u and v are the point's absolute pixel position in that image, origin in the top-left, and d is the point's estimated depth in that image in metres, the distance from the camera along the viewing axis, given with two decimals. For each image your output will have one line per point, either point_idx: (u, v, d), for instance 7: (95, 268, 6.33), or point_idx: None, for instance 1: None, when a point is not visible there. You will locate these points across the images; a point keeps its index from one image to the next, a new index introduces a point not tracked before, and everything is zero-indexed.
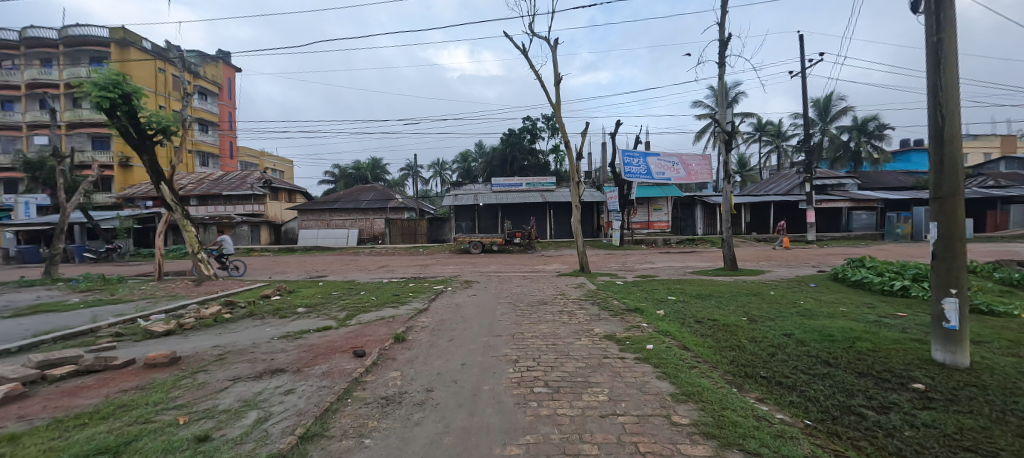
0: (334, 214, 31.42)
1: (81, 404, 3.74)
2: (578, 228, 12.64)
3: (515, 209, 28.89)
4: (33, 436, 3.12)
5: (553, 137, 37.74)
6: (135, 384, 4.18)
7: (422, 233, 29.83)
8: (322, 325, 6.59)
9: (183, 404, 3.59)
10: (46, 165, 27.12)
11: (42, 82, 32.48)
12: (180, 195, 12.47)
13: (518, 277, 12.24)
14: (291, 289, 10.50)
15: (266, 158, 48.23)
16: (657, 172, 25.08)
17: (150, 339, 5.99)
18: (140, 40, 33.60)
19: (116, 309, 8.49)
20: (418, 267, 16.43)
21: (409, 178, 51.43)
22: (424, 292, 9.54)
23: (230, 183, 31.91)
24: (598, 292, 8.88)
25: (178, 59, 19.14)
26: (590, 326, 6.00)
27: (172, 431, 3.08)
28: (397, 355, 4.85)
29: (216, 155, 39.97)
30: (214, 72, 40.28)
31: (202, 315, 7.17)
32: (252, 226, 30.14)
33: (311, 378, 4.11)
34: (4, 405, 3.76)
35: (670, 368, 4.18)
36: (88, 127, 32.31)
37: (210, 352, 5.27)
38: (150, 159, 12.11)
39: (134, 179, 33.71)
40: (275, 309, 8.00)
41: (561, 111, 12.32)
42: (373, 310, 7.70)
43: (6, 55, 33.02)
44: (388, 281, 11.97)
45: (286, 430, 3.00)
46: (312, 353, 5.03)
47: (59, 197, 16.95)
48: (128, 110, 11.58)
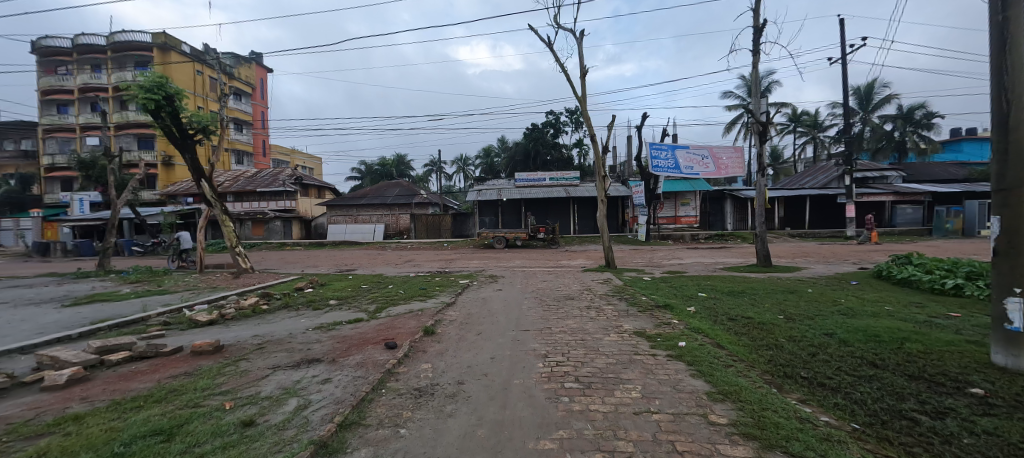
0: (361, 209, 32.11)
1: (134, 388, 3.97)
2: (604, 223, 12.43)
3: (539, 204, 28.82)
4: (96, 416, 3.34)
5: (576, 130, 37.29)
6: (182, 371, 4.41)
7: (446, 228, 30.17)
8: (353, 318, 6.76)
9: (229, 391, 3.76)
10: (98, 165, 28.99)
11: (92, 86, 34.52)
12: (219, 192, 13.02)
13: (543, 272, 12.20)
14: (324, 282, 10.81)
15: (296, 155, 49.89)
16: (686, 166, 24.45)
17: (195, 329, 6.31)
18: (180, 44, 35.14)
19: (163, 299, 9.00)
20: (443, 261, 16.63)
21: (433, 174, 52.02)
22: (451, 287, 9.63)
23: (263, 180, 33.14)
24: (625, 288, 8.74)
25: (215, 62, 19.92)
26: (619, 323, 5.89)
27: (220, 415, 3.23)
28: (428, 348, 4.92)
29: (250, 153, 41.54)
30: (248, 73, 41.82)
31: (241, 305, 7.49)
32: (284, 221, 31.19)
33: (346, 368, 4.22)
34: (68, 387, 4.05)
35: (705, 366, 4.05)
36: (134, 127, 34.25)
37: (250, 341, 5.50)
38: (191, 157, 12.64)
39: (177, 177, 35.74)
40: (308, 301, 8.28)
41: (587, 105, 12.13)
42: (401, 303, 7.87)
43: (62, 63, 35.45)
44: (415, 275, 12.14)
45: (325, 417, 3.10)
46: (345, 344, 5.16)
47: (110, 194, 18.01)
48: (171, 110, 12.11)
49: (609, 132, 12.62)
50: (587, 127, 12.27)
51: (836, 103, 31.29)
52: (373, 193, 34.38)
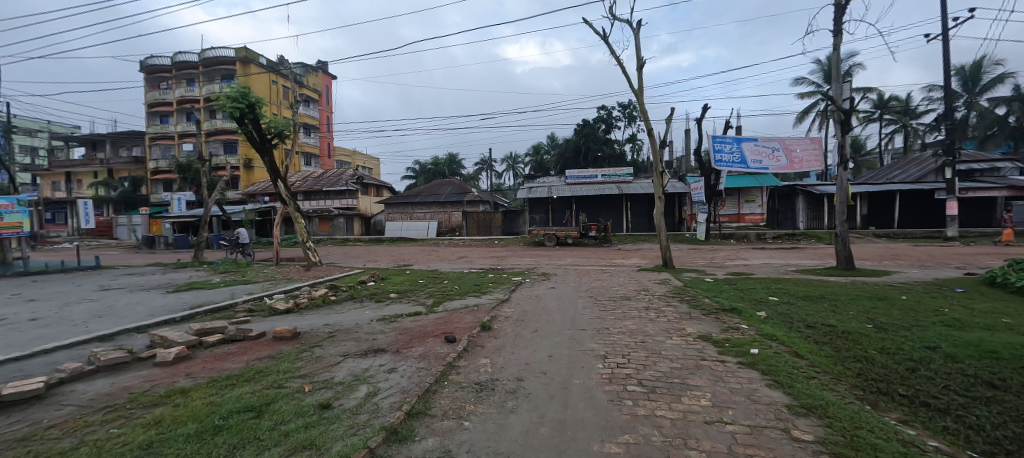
0: (416, 207, 33.48)
1: (227, 368, 4.41)
2: (662, 221, 11.92)
3: (590, 202, 28.29)
4: (199, 391, 3.76)
5: (630, 125, 36.16)
6: (265, 354, 4.83)
7: (496, 225, 30.62)
8: (413, 311, 7.04)
9: (307, 375, 4.06)
10: (193, 168, 32.77)
11: (187, 98, 38.96)
12: (292, 191, 14.13)
13: (596, 270, 11.97)
14: (384, 276, 11.40)
15: (357, 157, 53.09)
16: (754, 160, 22.79)
17: (275, 316, 6.92)
18: (258, 57, 38.68)
19: (247, 289, 9.96)
20: (495, 258, 16.89)
21: (483, 172, 52.97)
22: (504, 283, 9.75)
23: (329, 180, 35.60)
24: (686, 289, 8.32)
25: (289, 72, 21.66)
26: (681, 325, 5.62)
27: (300, 397, 3.50)
28: (486, 343, 5.01)
29: (317, 155, 44.75)
30: (315, 80, 45.08)
31: (313, 296, 8.11)
32: (347, 218, 33.46)
33: (410, 359, 4.41)
34: (175, 364, 4.60)
35: (782, 376, 3.74)
36: (221, 134, 38.26)
37: (323, 330, 5.92)
38: (269, 159, 13.84)
39: (255, 179, 39.79)
40: (371, 293, 8.77)
41: (645, 98, 11.66)
42: (457, 298, 8.10)
43: (164, 79, 40.34)
44: (468, 272, 12.43)
45: (394, 405, 3.24)
46: (408, 336, 5.39)
47: (204, 194, 20.24)
48: (252, 117, 13.32)
49: (667, 126, 12.07)
50: (644, 121, 11.81)
51: (933, 85, 27.64)
52: (426, 191, 35.67)
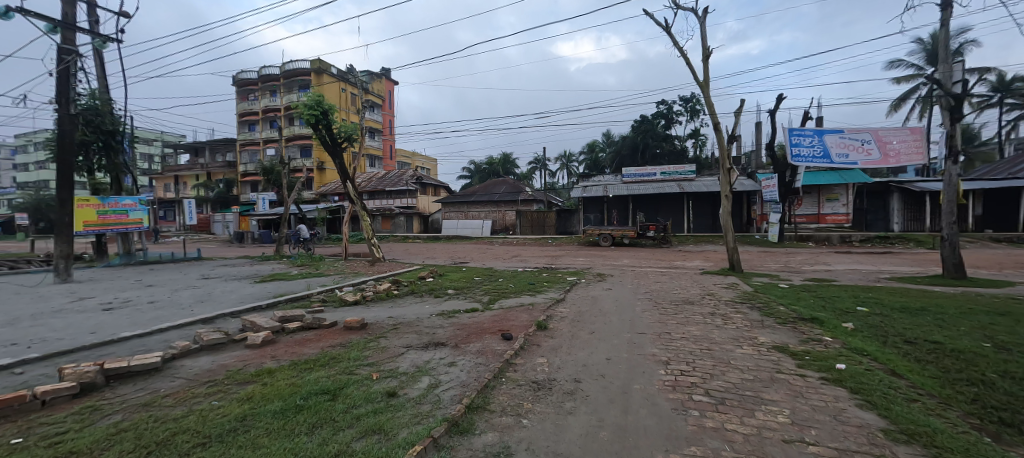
0: (471, 206, 34.42)
1: (305, 353, 4.84)
2: (729, 221, 11.15)
3: (648, 201, 27.25)
4: (282, 372, 4.16)
5: (692, 120, 34.23)
6: (337, 342, 5.22)
7: (550, 224, 30.56)
8: (470, 307, 7.23)
9: (374, 363, 4.33)
10: (275, 170, 36.34)
11: (270, 108, 43.17)
12: (360, 191, 15.06)
13: (654, 272, 11.50)
14: (442, 273, 11.84)
15: (416, 158, 55.66)
16: (839, 154, 20.33)
17: (345, 307, 7.46)
18: (330, 67, 41.84)
19: (321, 281, 10.85)
20: (549, 257, 16.86)
21: (537, 171, 53.06)
22: (559, 283, 9.70)
23: (391, 181, 37.68)
24: (757, 295, 7.71)
25: (357, 79, 23.21)
26: (752, 334, 5.22)
27: (369, 384, 3.74)
28: (542, 342, 5.01)
29: (380, 157, 47.51)
30: (379, 86, 47.85)
31: (378, 289, 8.64)
32: (407, 216, 35.27)
33: (468, 353, 4.54)
34: (263, 347, 5.15)
35: (875, 397, 3.33)
36: (298, 139, 41.98)
37: (387, 322, 6.29)
38: (340, 162, 14.90)
39: (327, 180, 43.21)
40: (430, 289, 9.16)
41: (710, 90, 10.96)
42: (512, 296, 8.18)
43: (251, 91, 45.04)
44: (523, 270, 12.52)
45: (454, 397, 3.36)
46: (466, 332, 5.54)
47: (284, 194, 22.34)
48: (326, 123, 14.45)
49: (736, 119, 11.25)
50: (710, 115, 11.11)
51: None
52: (481, 190, 36.45)
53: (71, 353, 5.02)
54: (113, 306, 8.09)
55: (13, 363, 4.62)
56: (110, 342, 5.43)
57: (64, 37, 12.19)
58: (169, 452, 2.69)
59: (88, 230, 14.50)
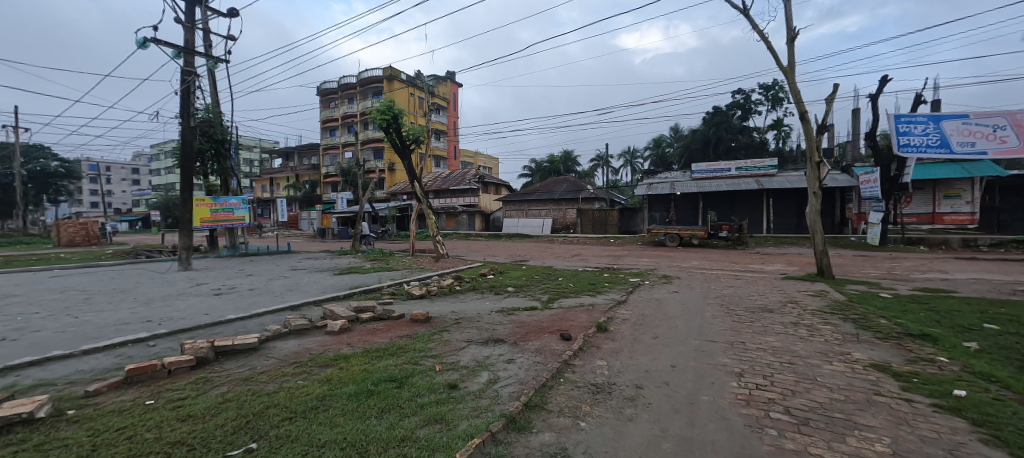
0: (532, 204, 34.67)
1: (376, 341, 5.22)
2: (817, 221, 9.99)
3: (721, 199, 25.36)
4: (356, 359, 4.51)
5: (774, 109, 31.17)
6: (404, 333, 5.55)
7: (612, 224, 29.54)
8: (529, 305, 7.29)
9: (437, 355, 4.53)
10: (352, 172, 39.53)
11: (348, 114, 46.97)
12: (426, 191, 15.83)
13: (727, 275, 10.67)
14: (502, 270, 12.06)
15: (479, 157, 57.25)
16: (960, 144, 16.62)
17: (412, 300, 7.91)
18: (400, 74, 44.43)
19: (390, 275, 11.61)
20: (611, 257, 16.40)
21: (599, 169, 51.84)
22: (620, 284, 9.40)
23: (454, 180, 39.11)
24: (852, 305, 6.80)
25: (424, 83, 24.38)
26: (844, 349, 4.62)
27: (432, 375, 3.92)
28: (602, 344, 4.89)
29: (445, 157, 49.52)
30: (444, 90, 49.86)
31: (442, 285, 9.03)
32: (469, 214, 36.38)
33: (527, 352, 4.57)
34: (340, 334, 5.63)
35: (1009, 433, 2.76)
36: (372, 142, 45.20)
37: (450, 316, 6.55)
38: (408, 163, 15.75)
39: (397, 180, 46.04)
40: (491, 286, 9.39)
41: (795, 75, 9.88)
42: (572, 296, 8.10)
43: (332, 99, 49.35)
44: (584, 270, 12.30)
45: (513, 394, 3.41)
46: (525, 329, 5.60)
47: (360, 193, 24.22)
48: (396, 127, 15.36)
49: (828, 107, 10.03)
50: (795, 103, 10.03)
51: None
52: (542, 188, 36.49)
53: (191, 331, 5.91)
54: (222, 291, 9.40)
55: (149, 336, 5.56)
56: (219, 323, 6.31)
57: (186, 60, 14.34)
58: (263, 422, 3.06)
59: (203, 226, 17.09)
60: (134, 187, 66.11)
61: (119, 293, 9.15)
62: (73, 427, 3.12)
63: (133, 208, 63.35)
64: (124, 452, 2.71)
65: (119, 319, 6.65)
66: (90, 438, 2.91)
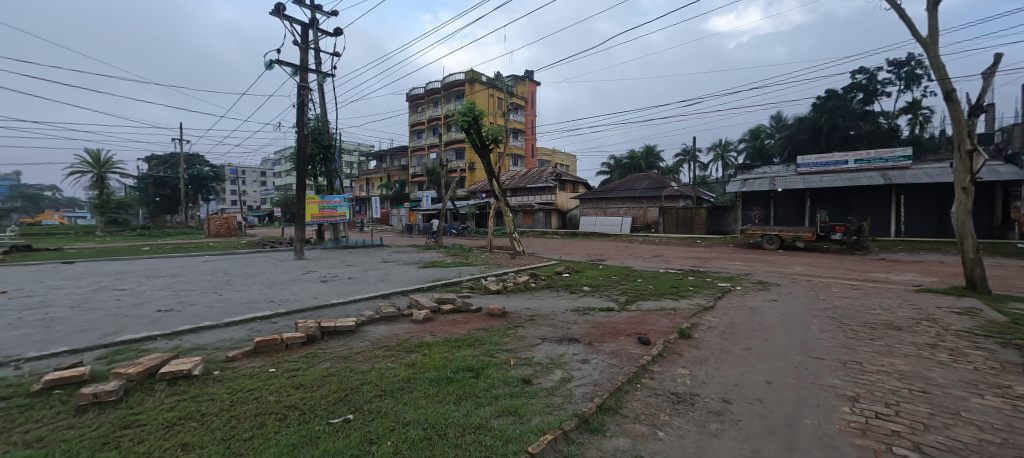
0: (611, 202, 33.77)
1: (455, 332, 5.52)
2: (966, 223, 8.18)
3: (834, 196, 22.10)
4: (437, 347, 4.82)
5: (908, 89, 26.17)
6: (481, 326, 5.79)
7: (699, 223, 27.32)
8: (605, 306, 7.10)
9: (512, 350, 4.64)
10: (436, 172, 42.18)
11: (433, 118, 50.10)
12: (504, 189, 16.25)
13: (840, 284, 9.25)
14: (578, 269, 11.90)
15: (556, 155, 57.15)
16: None
17: (489, 295, 8.19)
18: (481, 76, 46.11)
19: (470, 270, 12.17)
20: (697, 259, 15.24)
21: (684, 164, 48.45)
22: (707, 288, 8.70)
23: (532, 178, 39.59)
24: (1017, 327, 5.45)
25: (503, 84, 25.02)
26: (1003, 381, 3.73)
27: (507, 368, 4.03)
28: (684, 352, 4.58)
29: (523, 156, 50.27)
30: (522, 89, 50.58)
31: (518, 281, 9.21)
32: (546, 212, 36.46)
33: (602, 353, 4.47)
34: (424, 323, 6.05)
35: None
36: (454, 143, 47.68)
37: (525, 312, 6.66)
38: (487, 162, 16.26)
39: (477, 179, 47.96)
40: (566, 284, 9.33)
41: (937, 46, 8.19)
42: (651, 298, 7.70)
43: (420, 104, 52.99)
44: (666, 272, 11.61)
45: (586, 395, 3.36)
46: (600, 330, 5.47)
47: (444, 192, 25.72)
48: (477, 127, 15.96)
49: (987, 82, 8.11)
50: (937, 80, 8.30)
51: None
52: (621, 186, 35.25)
53: (303, 312, 6.83)
54: (328, 278, 10.72)
55: (272, 314, 6.55)
56: (324, 306, 7.20)
57: (301, 77, 16.52)
58: (358, 397, 3.44)
59: (313, 221, 19.61)
60: (262, 188, 78.14)
61: (251, 277, 10.91)
62: (217, 385, 3.80)
63: (261, 205, 74.99)
64: (252, 410, 3.23)
65: (250, 299, 7.93)
66: (229, 396, 3.52)
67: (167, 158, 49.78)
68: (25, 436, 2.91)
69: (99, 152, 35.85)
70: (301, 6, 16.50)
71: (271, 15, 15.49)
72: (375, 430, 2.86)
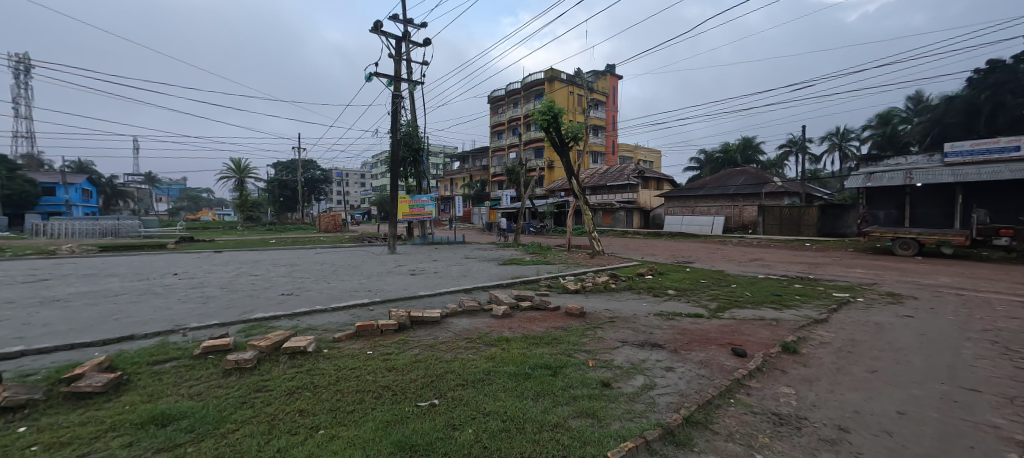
0: (700, 200, 31.34)
1: (533, 329, 5.58)
2: None
3: (998, 190, 17.87)
4: (516, 343, 4.90)
5: None
6: (559, 325, 5.76)
7: (809, 224, 24.00)
8: (693, 312, 6.60)
9: (591, 351, 4.55)
10: (515, 171, 43.04)
11: (513, 118, 51.12)
12: (583, 187, 15.93)
13: (1008, 301, 7.41)
14: (663, 271, 11.23)
15: (638, 152, 54.70)
16: None
17: (567, 294, 8.13)
18: (560, 74, 45.84)
19: (548, 268, 12.21)
20: (806, 265, 13.39)
21: (790, 156, 42.91)
22: (818, 299, 7.60)
23: (613, 176, 38.34)
24: None
25: (583, 79, 24.60)
26: None
27: (585, 369, 3.98)
28: (789, 369, 4.06)
29: (603, 153, 48.92)
30: (603, 84, 49.14)
31: (597, 281, 8.99)
32: (627, 211, 34.94)
33: (690, 362, 4.17)
34: (503, 319, 6.20)
35: None
36: (533, 142, 48.13)
37: (605, 314, 6.47)
38: (567, 160, 16.12)
39: (555, 177, 47.88)
40: (649, 286, 8.87)
41: None
42: (748, 307, 6.96)
43: (500, 106, 54.42)
44: (766, 278, 10.39)
45: (670, 405, 3.16)
46: (687, 338, 5.10)
47: (523, 191, 26.15)
48: (556, 126, 15.90)
49: None
50: None
51: None
52: (713, 182, 32.45)
53: (395, 301, 7.48)
54: (417, 272, 11.56)
55: (370, 302, 7.29)
56: (413, 297, 7.78)
57: (395, 87, 18.02)
58: (442, 384, 3.66)
59: (404, 219, 21.33)
60: (362, 188, 87.33)
61: (353, 268, 12.23)
62: (326, 361, 4.34)
63: (361, 204, 83.77)
64: (353, 387, 3.62)
65: (352, 287, 8.89)
66: (334, 372, 3.99)
67: (289, 164, 58.01)
68: (190, 390, 3.63)
69: (239, 160, 43.05)
70: (395, 22, 18.03)
71: (370, 32, 17.18)
72: (457, 417, 3.01)
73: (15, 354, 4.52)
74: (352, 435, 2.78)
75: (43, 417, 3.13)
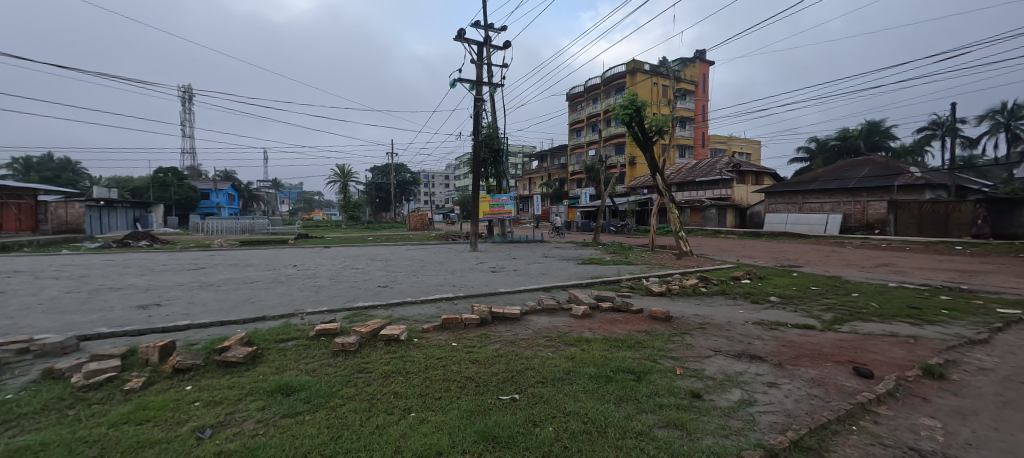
0: (811, 196, 27.60)
1: (615, 331, 5.41)
2: None
3: None
4: (596, 344, 4.79)
5: None
6: (642, 328, 5.50)
7: (960, 223, 19.73)
8: (802, 323, 5.80)
9: (677, 358, 4.28)
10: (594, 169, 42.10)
11: (593, 114, 49.98)
12: (669, 183, 14.96)
13: None
14: (763, 275, 10.07)
15: (732, 144, 49.91)
16: None
17: (651, 296, 7.72)
18: (643, 65, 43.70)
19: (630, 268, 11.73)
20: (956, 272, 10.98)
21: (935, 141, 35.43)
22: (974, 315, 6.18)
23: (703, 171, 35.47)
24: None
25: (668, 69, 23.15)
26: None
27: (673, 377, 3.74)
28: (932, 397, 3.37)
29: (690, 146, 45.51)
30: (692, 72, 45.64)
31: (685, 284, 8.40)
32: (719, 209, 32.06)
33: (798, 379, 3.68)
34: (583, 319, 6.10)
35: None
36: (613, 138, 46.59)
37: (694, 319, 6.02)
38: (650, 156, 15.30)
39: (637, 174, 45.83)
40: (746, 292, 8.03)
41: None
42: (874, 320, 5.92)
43: (579, 102, 53.51)
44: (897, 286, 8.74)
45: (774, 425, 2.83)
46: (795, 352, 4.50)
47: (603, 189, 25.46)
48: (638, 120, 15.15)
49: None
50: None
51: None
52: (829, 175, 28.28)
53: (477, 296, 7.83)
54: (497, 269, 11.94)
55: (454, 296, 7.71)
56: (495, 294, 8.06)
57: (477, 91, 18.79)
58: (523, 379, 3.75)
59: (485, 217, 22.14)
60: (446, 189, 93.07)
61: (439, 264, 13.02)
62: (415, 350, 4.70)
63: (446, 204, 88.99)
64: (440, 375, 3.87)
65: (439, 282, 9.49)
66: (424, 360, 4.29)
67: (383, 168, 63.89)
68: (307, 366, 4.21)
69: (344, 167, 48.65)
70: (477, 29, 18.87)
71: (455, 41, 18.17)
72: (537, 414, 3.05)
73: (184, 327, 5.65)
74: (439, 420, 2.98)
75: (203, 379, 3.87)
